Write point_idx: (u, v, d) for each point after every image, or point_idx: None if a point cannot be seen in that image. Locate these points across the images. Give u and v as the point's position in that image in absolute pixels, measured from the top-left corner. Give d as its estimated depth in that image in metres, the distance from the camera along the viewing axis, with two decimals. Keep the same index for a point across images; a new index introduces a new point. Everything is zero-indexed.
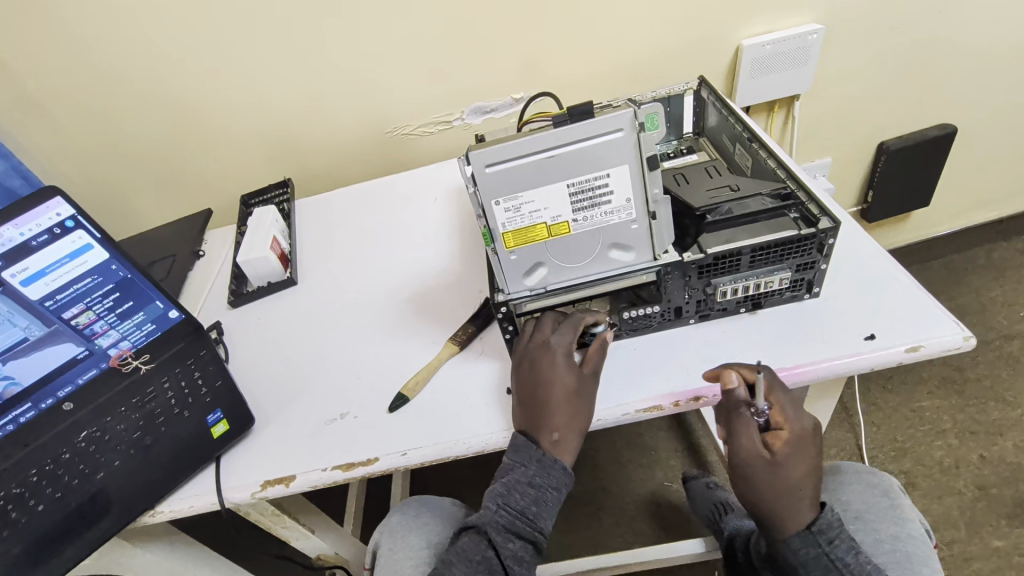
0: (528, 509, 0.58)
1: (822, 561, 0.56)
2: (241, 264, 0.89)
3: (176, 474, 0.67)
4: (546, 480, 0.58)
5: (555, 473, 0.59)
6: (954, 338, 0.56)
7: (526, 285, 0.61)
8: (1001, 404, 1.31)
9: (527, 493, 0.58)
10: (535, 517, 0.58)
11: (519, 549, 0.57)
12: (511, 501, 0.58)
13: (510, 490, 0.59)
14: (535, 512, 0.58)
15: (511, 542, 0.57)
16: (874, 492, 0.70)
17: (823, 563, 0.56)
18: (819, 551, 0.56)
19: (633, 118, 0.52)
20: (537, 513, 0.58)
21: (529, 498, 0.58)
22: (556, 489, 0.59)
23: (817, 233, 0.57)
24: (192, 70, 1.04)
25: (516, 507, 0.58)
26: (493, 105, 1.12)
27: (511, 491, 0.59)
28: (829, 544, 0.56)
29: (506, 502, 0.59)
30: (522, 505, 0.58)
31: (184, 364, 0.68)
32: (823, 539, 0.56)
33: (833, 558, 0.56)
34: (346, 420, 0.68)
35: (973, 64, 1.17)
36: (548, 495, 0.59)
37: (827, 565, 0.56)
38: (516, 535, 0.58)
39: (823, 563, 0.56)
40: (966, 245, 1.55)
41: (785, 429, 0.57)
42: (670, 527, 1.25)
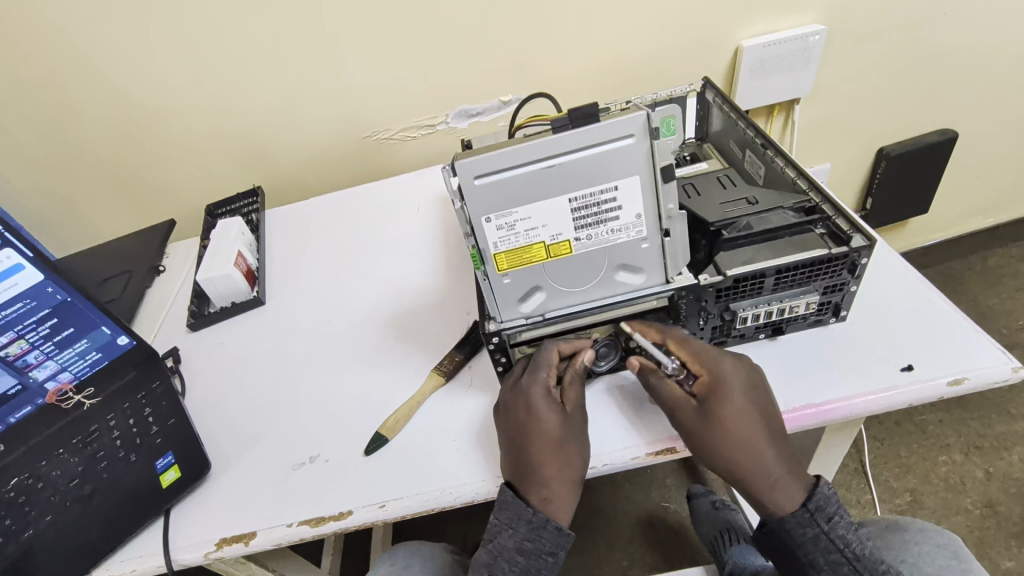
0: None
1: (821, 541, 0.49)
2: (201, 282, 0.80)
3: (119, 531, 0.58)
4: (537, 545, 0.51)
5: (548, 534, 0.51)
6: (1001, 369, 0.51)
7: (521, 312, 0.54)
8: (1004, 417, 1.25)
9: (516, 563, 0.51)
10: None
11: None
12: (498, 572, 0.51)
13: (496, 559, 0.52)
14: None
15: None
16: (943, 554, 0.55)
17: (826, 545, 0.49)
18: (817, 530, 0.49)
19: (646, 122, 0.45)
20: None
21: (518, 568, 0.51)
22: (552, 553, 0.51)
23: (850, 252, 0.51)
24: (148, 69, 0.94)
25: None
26: (479, 108, 1.05)
27: (497, 560, 0.52)
28: (828, 522, 0.49)
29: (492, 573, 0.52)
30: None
31: (134, 398, 0.63)
32: (821, 515, 0.49)
33: (833, 537, 0.49)
34: (315, 464, 0.60)
35: (977, 68, 1.13)
36: (543, 562, 0.51)
37: (827, 546, 0.49)
38: None
39: (826, 544, 0.49)
40: (964, 253, 1.50)
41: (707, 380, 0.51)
42: (668, 552, 1.17)
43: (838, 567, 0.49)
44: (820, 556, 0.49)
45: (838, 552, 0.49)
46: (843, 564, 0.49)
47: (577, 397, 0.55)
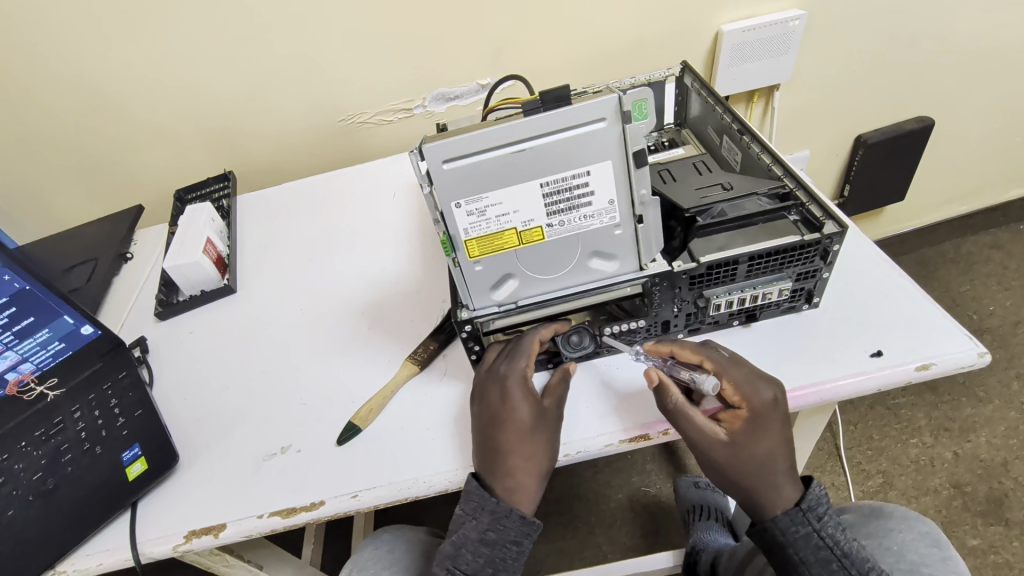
0: (482, 571, 0.51)
1: (812, 539, 0.50)
2: (168, 270, 0.77)
3: (83, 528, 0.56)
4: (501, 535, 0.51)
5: (511, 524, 0.51)
6: (967, 355, 0.52)
7: (494, 299, 0.53)
8: (973, 400, 1.28)
9: (480, 553, 0.51)
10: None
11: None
12: (461, 564, 0.51)
13: (460, 550, 0.51)
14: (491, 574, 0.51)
15: None
16: (925, 543, 0.57)
17: (816, 542, 0.50)
18: (808, 528, 0.50)
19: (618, 105, 0.44)
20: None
21: (482, 559, 0.51)
22: (517, 543, 0.51)
23: (821, 238, 0.51)
24: (109, 49, 0.90)
25: (467, 570, 0.51)
26: (456, 92, 1.03)
27: (461, 551, 0.51)
28: (819, 520, 0.50)
29: (456, 564, 0.52)
30: (474, 567, 0.51)
31: (100, 390, 0.63)
32: (812, 514, 0.50)
33: (824, 535, 0.50)
34: (287, 455, 0.59)
35: (953, 55, 1.13)
36: (507, 551, 0.51)
37: (818, 544, 0.50)
38: None
39: (817, 541, 0.50)
40: (937, 240, 1.52)
41: (743, 406, 0.51)
42: (648, 535, 1.19)
43: (828, 565, 0.49)
44: (811, 554, 0.49)
45: (827, 549, 0.49)
46: (833, 562, 0.49)
47: (561, 392, 0.54)
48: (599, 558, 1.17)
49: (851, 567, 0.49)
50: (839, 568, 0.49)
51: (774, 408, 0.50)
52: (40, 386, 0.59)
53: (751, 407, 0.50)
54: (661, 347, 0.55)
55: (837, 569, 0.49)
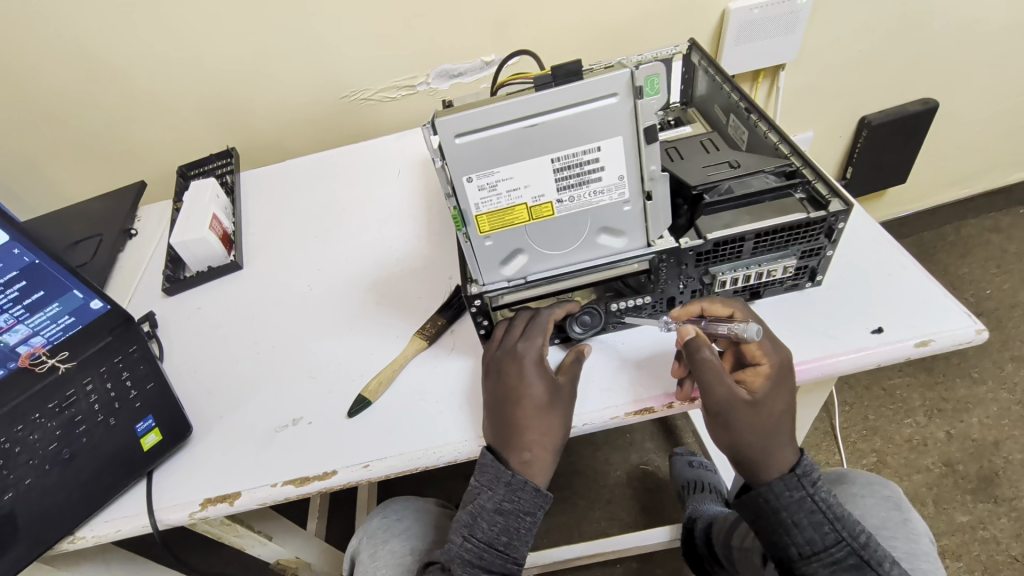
0: (498, 539, 0.52)
1: (806, 503, 0.51)
2: (175, 246, 0.78)
3: (101, 494, 0.58)
4: (516, 505, 0.52)
5: (526, 496, 0.52)
6: (965, 331, 0.53)
7: (504, 275, 0.54)
8: (968, 381, 1.30)
9: (495, 522, 0.53)
10: (506, 548, 0.53)
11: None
12: (478, 532, 0.53)
13: (476, 519, 0.53)
14: (506, 542, 0.53)
15: None
16: (886, 506, 0.58)
17: (809, 506, 0.51)
18: (803, 493, 0.52)
19: (630, 81, 0.44)
20: (508, 543, 0.53)
21: (497, 528, 0.53)
22: (531, 515, 0.53)
23: (827, 216, 0.52)
24: (111, 20, 0.89)
25: (483, 538, 0.53)
26: (461, 69, 1.02)
27: (477, 520, 0.53)
28: (813, 486, 0.52)
29: (472, 532, 0.53)
30: (490, 535, 0.53)
31: (110, 363, 0.63)
32: (807, 480, 0.52)
33: (817, 500, 0.51)
34: (299, 426, 0.60)
35: (961, 36, 1.13)
36: (521, 522, 0.53)
37: (812, 507, 0.51)
38: (484, 568, 0.52)
39: (810, 505, 0.51)
40: (936, 223, 1.53)
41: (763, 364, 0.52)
42: (646, 511, 1.22)
43: (821, 527, 0.51)
44: (804, 517, 0.51)
45: (820, 513, 0.51)
46: (825, 524, 0.51)
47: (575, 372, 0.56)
48: (597, 533, 1.20)
49: (841, 530, 0.51)
50: (830, 531, 0.51)
51: (790, 368, 0.52)
52: (52, 359, 0.59)
53: (773, 364, 0.51)
54: (690, 308, 0.55)
55: (829, 532, 0.51)
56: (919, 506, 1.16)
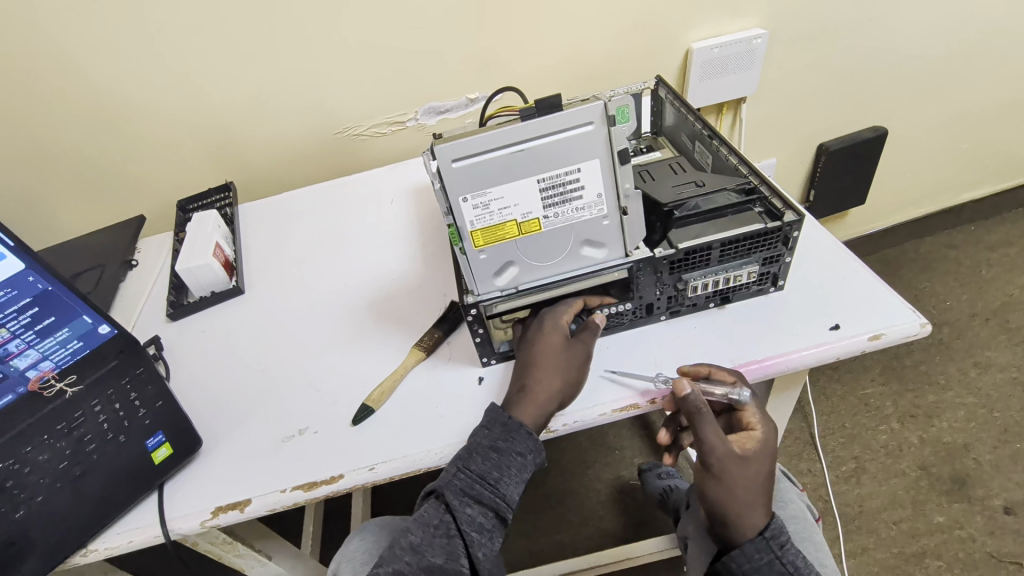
0: (490, 475, 0.55)
1: (774, 565, 0.55)
2: (180, 272, 0.82)
3: (114, 507, 0.60)
4: (510, 445, 0.55)
5: (520, 438, 0.56)
6: (912, 325, 0.59)
7: (497, 285, 0.59)
8: (936, 388, 1.37)
9: (489, 458, 0.55)
10: (497, 484, 0.55)
11: (479, 516, 0.54)
12: (472, 465, 0.55)
13: (472, 454, 0.55)
14: (497, 478, 0.55)
15: (468, 506, 0.54)
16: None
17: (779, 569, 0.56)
18: (772, 556, 0.56)
19: (604, 111, 0.51)
20: (499, 479, 0.55)
21: (491, 464, 0.55)
22: (524, 455, 0.55)
23: (783, 226, 0.58)
24: (118, 65, 0.95)
25: (477, 472, 0.55)
26: (447, 105, 1.10)
27: (473, 454, 0.55)
28: (780, 548, 0.56)
29: (467, 465, 0.55)
30: (484, 470, 0.55)
31: (118, 385, 0.62)
32: (777, 542, 0.56)
33: (784, 561, 0.56)
34: (304, 436, 0.63)
35: (901, 70, 1.24)
36: (513, 461, 0.55)
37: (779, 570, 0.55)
38: (475, 500, 0.55)
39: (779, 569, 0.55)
40: (896, 241, 1.64)
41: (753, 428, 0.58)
42: (638, 525, 1.24)
43: None
44: None
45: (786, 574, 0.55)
46: None
47: (591, 338, 0.61)
48: (591, 548, 1.22)
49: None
50: None
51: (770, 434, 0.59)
52: (60, 383, 0.58)
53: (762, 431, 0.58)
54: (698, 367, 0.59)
55: None
56: (898, 508, 1.21)
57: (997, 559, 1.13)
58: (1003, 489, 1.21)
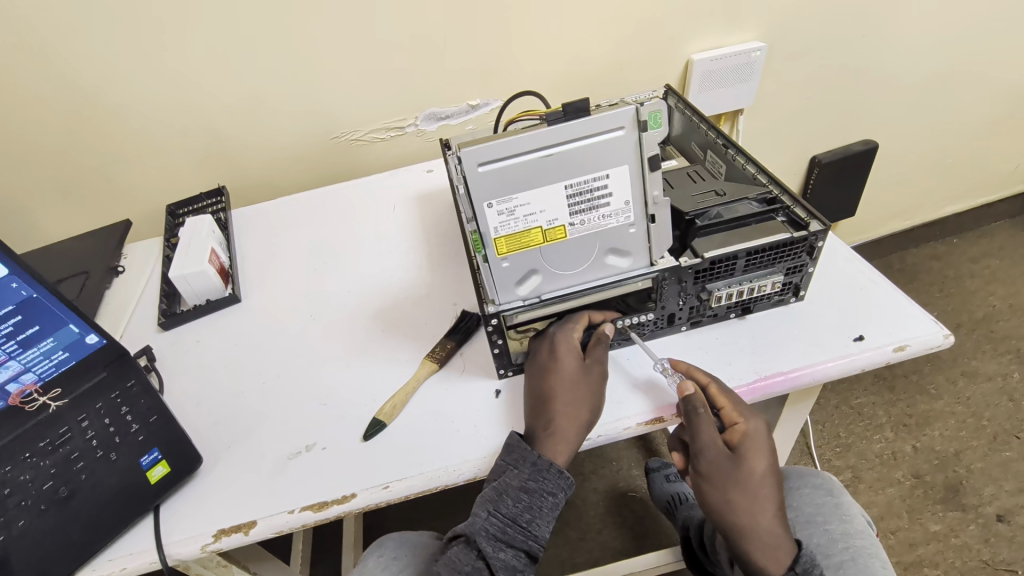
0: (521, 516, 0.53)
1: None
2: (174, 279, 0.77)
3: (105, 532, 0.55)
4: (541, 484, 0.54)
5: (551, 477, 0.54)
6: (935, 336, 0.59)
7: (519, 294, 0.57)
8: (926, 397, 1.39)
9: (520, 500, 0.53)
10: (529, 525, 0.53)
11: (512, 558, 0.53)
12: (502, 508, 0.53)
13: (501, 495, 0.54)
14: (529, 519, 0.53)
15: (501, 551, 0.53)
16: (820, 493, 0.69)
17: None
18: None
19: (635, 116, 0.49)
20: (532, 520, 0.53)
21: (521, 505, 0.53)
22: (555, 494, 0.54)
23: (808, 236, 0.58)
24: (105, 63, 0.91)
25: (508, 515, 0.53)
26: (448, 111, 1.08)
27: (502, 496, 0.54)
28: None
29: (497, 508, 0.54)
30: (514, 512, 0.53)
31: (107, 398, 0.59)
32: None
33: None
34: (312, 452, 0.60)
35: (892, 86, 1.27)
36: (544, 501, 0.54)
37: None
38: (507, 543, 0.53)
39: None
40: (883, 253, 1.67)
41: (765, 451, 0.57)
42: (638, 538, 1.22)
43: None
44: None
45: None
46: None
47: (603, 353, 0.59)
48: (591, 563, 1.20)
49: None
50: None
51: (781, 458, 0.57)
52: (43, 396, 0.55)
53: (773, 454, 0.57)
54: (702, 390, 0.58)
55: None
56: (895, 517, 1.21)
57: (992, 566, 1.14)
58: (996, 497, 1.22)
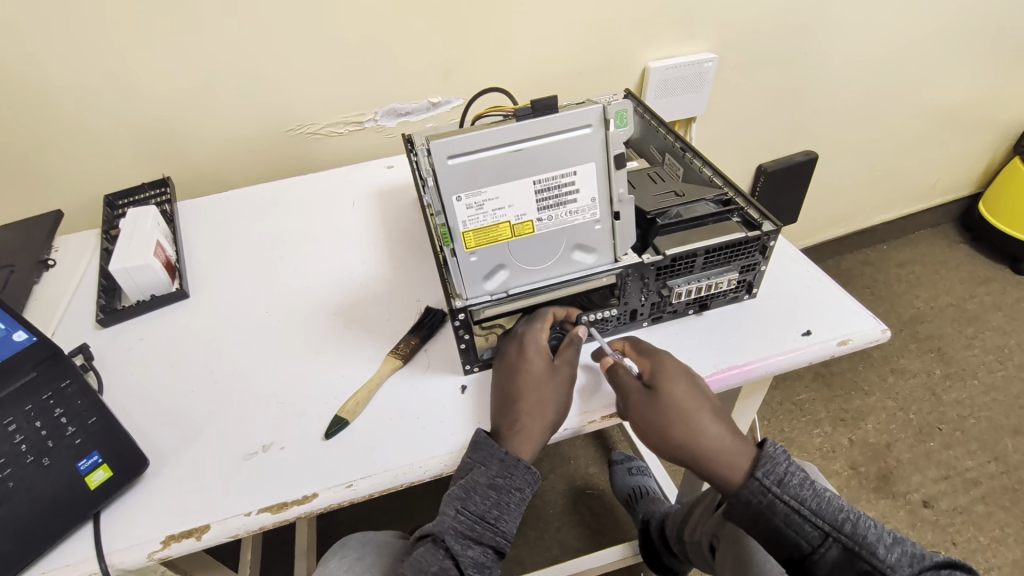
0: (489, 513, 0.53)
1: (778, 506, 0.53)
2: (114, 273, 0.72)
3: (37, 544, 0.51)
4: (508, 480, 0.54)
5: (518, 473, 0.54)
6: (874, 331, 0.63)
7: (486, 289, 0.57)
8: (860, 393, 1.48)
9: (488, 497, 0.53)
10: (496, 521, 0.53)
11: (480, 555, 0.53)
12: (471, 505, 0.53)
13: (469, 493, 0.53)
14: (497, 516, 0.53)
15: (470, 548, 0.52)
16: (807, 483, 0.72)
17: (783, 509, 0.53)
18: (771, 497, 0.53)
19: (602, 114, 0.51)
20: (499, 517, 0.53)
21: (490, 502, 0.53)
22: (522, 490, 0.54)
23: (762, 235, 0.61)
24: (32, 42, 0.84)
25: (476, 511, 0.53)
26: (408, 108, 1.07)
27: (471, 493, 0.53)
28: (780, 485, 0.53)
29: (465, 505, 0.53)
30: (482, 509, 0.53)
31: (38, 401, 0.54)
32: (771, 480, 0.53)
33: (787, 499, 0.53)
34: (270, 452, 0.58)
35: (829, 102, 1.36)
36: (512, 497, 0.54)
37: (786, 509, 0.53)
38: (474, 540, 0.53)
39: (783, 508, 0.53)
40: (822, 257, 1.77)
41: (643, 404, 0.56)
42: (596, 534, 1.24)
43: (802, 526, 0.52)
44: (782, 520, 0.53)
45: (796, 512, 0.52)
46: (805, 523, 0.52)
47: (573, 356, 0.60)
48: (550, 561, 1.20)
49: (822, 524, 0.52)
50: (812, 529, 0.52)
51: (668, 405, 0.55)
52: None
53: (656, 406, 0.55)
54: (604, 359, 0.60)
55: (812, 529, 0.52)
56: None
57: None
58: (921, 485, 1.32)
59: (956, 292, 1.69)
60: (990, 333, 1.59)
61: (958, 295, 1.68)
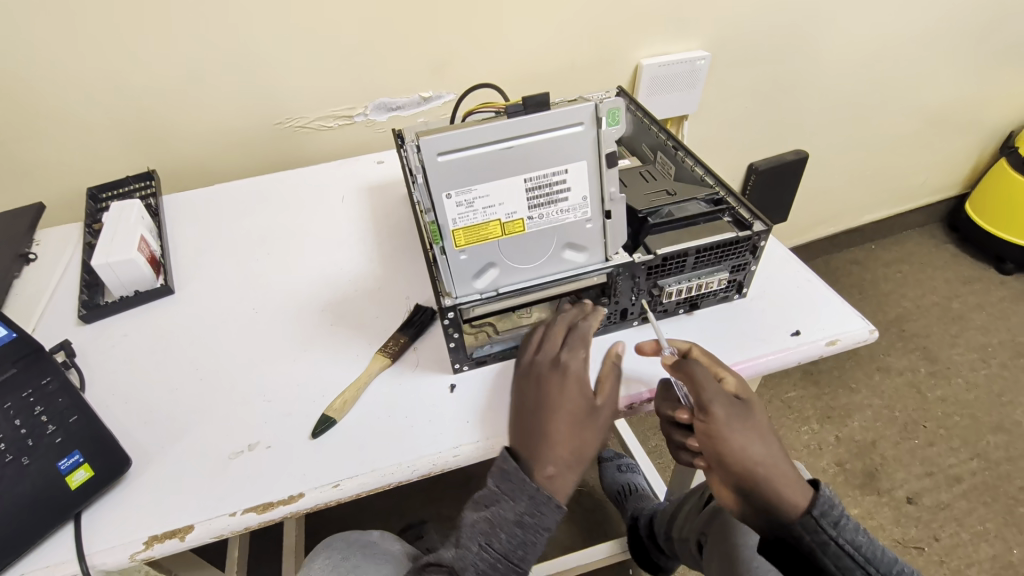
0: (515, 553, 0.52)
1: (831, 547, 0.51)
2: (97, 268, 0.71)
3: (14, 545, 0.50)
4: (537, 520, 0.52)
5: (546, 510, 0.52)
6: (862, 331, 0.64)
7: (476, 287, 0.56)
8: (846, 391, 1.50)
9: (514, 535, 0.52)
10: (520, 561, 0.53)
11: None
12: (495, 543, 0.52)
13: (495, 530, 0.53)
14: (521, 556, 0.52)
15: None
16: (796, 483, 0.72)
17: (836, 550, 0.51)
18: (825, 537, 0.52)
19: (594, 112, 0.50)
20: (523, 557, 0.53)
21: (515, 541, 0.52)
22: (548, 531, 0.53)
23: (752, 235, 0.61)
24: (11, 30, 0.82)
25: (500, 549, 0.52)
26: (399, 102, 1.06)
27: (497, 530, 0.52)
28: (835, 527, 0.52)
29: (489, 541, 0.53)
30: (507, 547, 0.52)
31: (18, 398, 0.53)
32: (828, 521, 0.52)
33: (841, 542, 0.52)
34: (256, 451, 0.57)
35: (820, 102, 1.36)
36: (537, 537, 0.53)
37: (838, 552, 0.51)
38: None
39: (836, 549, 0.51)
40: (811, 256, 1.79)
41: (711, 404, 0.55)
42: (586, 531, 1.25)
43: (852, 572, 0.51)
44: (834, 563, 0.51)
45: (849, 556, 0.51)
46: (856, 568, 0.51)
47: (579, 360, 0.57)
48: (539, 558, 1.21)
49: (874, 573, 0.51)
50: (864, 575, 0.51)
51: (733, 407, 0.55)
52: None
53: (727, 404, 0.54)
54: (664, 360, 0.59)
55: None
56: None
57: (903, 544, 1.24)
58: (906, 482, 1.34)
59: (942, 291, 1.71)
60: (974, 331, 1.61)
61: (943, 294, 1.70)
